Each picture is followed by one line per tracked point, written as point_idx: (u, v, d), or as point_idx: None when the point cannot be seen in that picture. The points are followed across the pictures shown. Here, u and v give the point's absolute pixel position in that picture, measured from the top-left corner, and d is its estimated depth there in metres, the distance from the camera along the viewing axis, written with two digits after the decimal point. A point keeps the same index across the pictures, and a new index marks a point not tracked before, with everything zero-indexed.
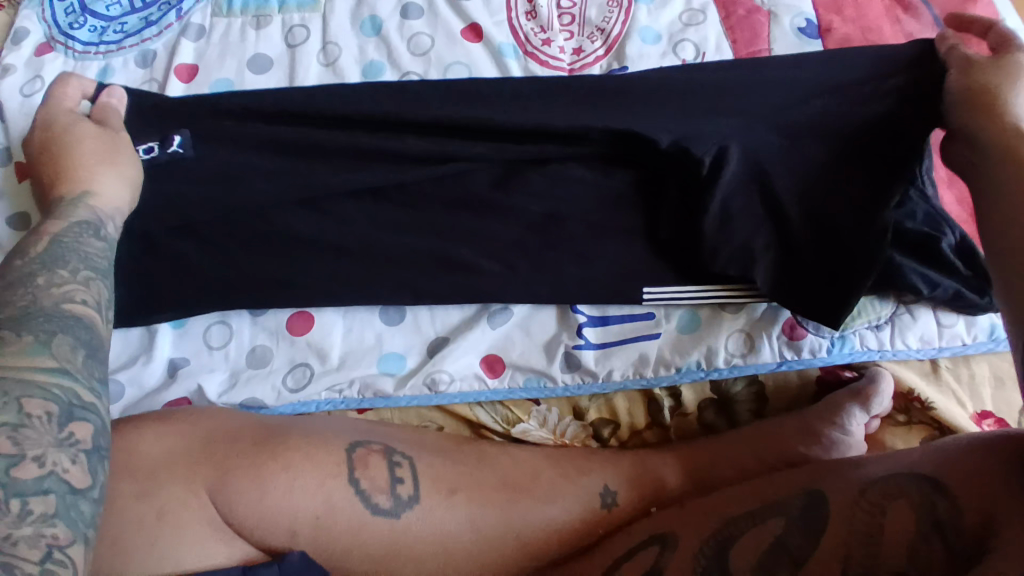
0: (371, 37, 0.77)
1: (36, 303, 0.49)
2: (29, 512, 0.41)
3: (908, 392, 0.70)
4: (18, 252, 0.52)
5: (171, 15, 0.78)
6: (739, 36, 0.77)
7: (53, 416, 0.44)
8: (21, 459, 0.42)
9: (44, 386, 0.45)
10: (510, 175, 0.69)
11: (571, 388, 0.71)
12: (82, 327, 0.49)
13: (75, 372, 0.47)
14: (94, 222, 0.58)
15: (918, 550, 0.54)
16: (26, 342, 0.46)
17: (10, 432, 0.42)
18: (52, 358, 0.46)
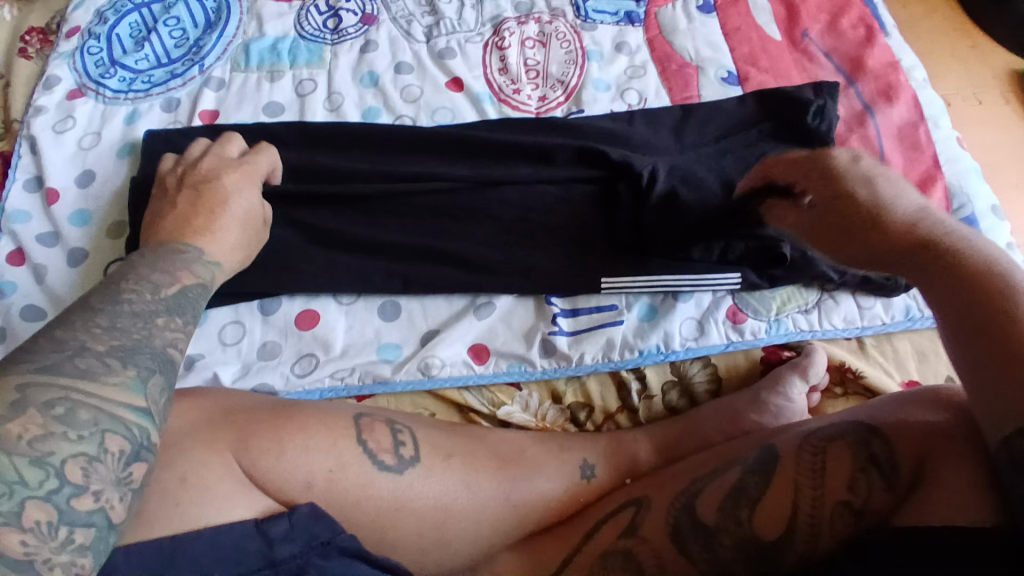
0: (370, 87, 0.91)
1: (148, 341, 0.54)
2: (70, 540, 0.45)
3: (840, 364, 0.81)
4: (150, 287, 0.58)
5: (194, 69, 0.92)
6: (674, 85, 0.94)
7: (125, 453, 0.49)
8: (84, 492, 0.46)
9: (128, 421, 0.49)
10: (487, 186, 0.82)
11: (549, 371, 0.80)
12: (176, 372, 0.54)
13: (158, 414, 0.52)
14: (207, 288, 0.64)
15: (857, 480, 0.62)
16: (126, 378, 0.50)
17: (86, 464, 0.47)
18: (145, 398, 0.51)
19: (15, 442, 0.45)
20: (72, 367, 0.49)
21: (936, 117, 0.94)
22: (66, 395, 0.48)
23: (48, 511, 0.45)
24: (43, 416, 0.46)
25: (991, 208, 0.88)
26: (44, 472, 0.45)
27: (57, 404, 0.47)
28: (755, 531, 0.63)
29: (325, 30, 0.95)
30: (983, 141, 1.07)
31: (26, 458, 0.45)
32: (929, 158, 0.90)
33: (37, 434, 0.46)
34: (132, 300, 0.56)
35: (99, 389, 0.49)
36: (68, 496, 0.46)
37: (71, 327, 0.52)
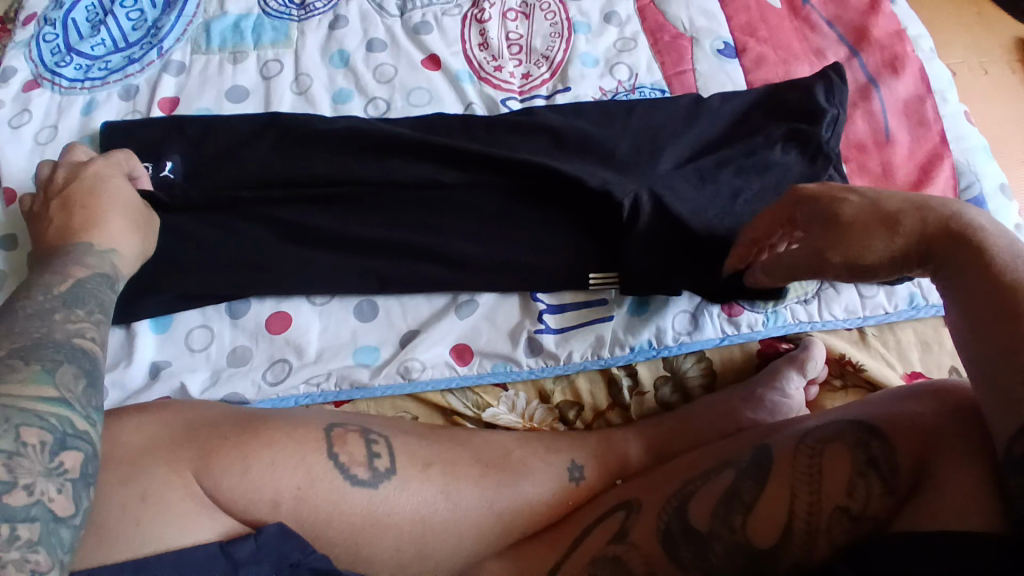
0: (340, 68, 0.85)
1: (48, 337, 0.53)
2: (16, 537, 0.43)
3: (840, 357, 0.77)
4: (41, 288, 0.57)
5: (153, 53, 0.86)
6: (667, 59, 0.88)
7: (47, 443, 0.47)
8: (13, 486, 0.44)
9: (43, 413, 0.48)
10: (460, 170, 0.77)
11: (536, 371, 0.76)
12: (86, 359, 0.53)
13: (76, 401, 0.50)
14: (112, 276, 0.63)
15: (856, 484, 0.58)
16: (32, 373, 0.49)
17: (8, 458, 0.44)
18: (56, 388, 0.49)
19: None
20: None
21: (945, 90, 0.88)
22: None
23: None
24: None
25: (999, 187, 0.83)
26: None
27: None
28: (748, 539, 0.60)
29: (292, 6, 0.89)
30: (992, 112, 1.02)
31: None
32: (936, 135, 0.85)
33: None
34: (24, 304, 0.55)
35: (6, 387, 0.47)
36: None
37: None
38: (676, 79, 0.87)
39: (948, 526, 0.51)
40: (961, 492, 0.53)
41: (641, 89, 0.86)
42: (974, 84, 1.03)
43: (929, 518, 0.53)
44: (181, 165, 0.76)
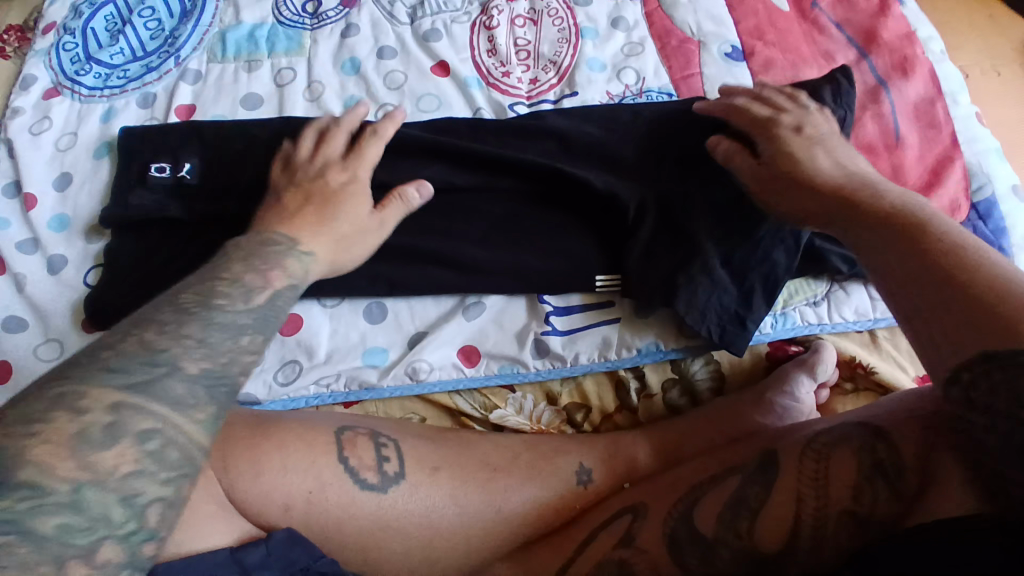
0: (351, 75, 0.87)
1: (229, 368, 0.50)
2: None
3: (851, 360, 0.76)
4: (241, 292, 0.55)
5: (170, 62, 0.88)
6: (674, 63, 0.88)
7: (195, 494, 0.48)
8: (155, 535, 0.45)
9: (200, 465, 0.48)
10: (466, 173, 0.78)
11: (542, 373, 0.77)
12: (218, 389, 0.49)
13: (175, 441, 0.46)
14: (298, 286, 0.61)
15: (863, 489, 0.57)
16: (207, 417, 0.48)
17: (163, 510, 0.46)
18: (213, 438, 0.48)
19: (106, 476, 0.44)
20: (169, 386, 0.47)
21: (956, 92, 0.88)
22: (160, 425, 0.46)
23: (119, 551, 0.44)
24: (134, 450, 0.45)
25: (1012, 188, 0.84)
26: (129, 511, 0.44)
27: (151, 438, 0.45)
28: (754, 543, 0.59)
29: (304, 15, 0.90)
30: (1005, 115, 1.01)
31: (116, 494, 0.44)
32: (947, 136, 0.84)
33: (130, 470, 0.44)
34: (218, 317, 0.52)
35: (185, 424, 0.47)
36: (141, 539, 0.45)
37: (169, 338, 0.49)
38: (683, 83, 0.87)
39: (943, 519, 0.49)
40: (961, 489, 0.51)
41: (649, 93, 0.86)
42: (987, 87, 1.03)
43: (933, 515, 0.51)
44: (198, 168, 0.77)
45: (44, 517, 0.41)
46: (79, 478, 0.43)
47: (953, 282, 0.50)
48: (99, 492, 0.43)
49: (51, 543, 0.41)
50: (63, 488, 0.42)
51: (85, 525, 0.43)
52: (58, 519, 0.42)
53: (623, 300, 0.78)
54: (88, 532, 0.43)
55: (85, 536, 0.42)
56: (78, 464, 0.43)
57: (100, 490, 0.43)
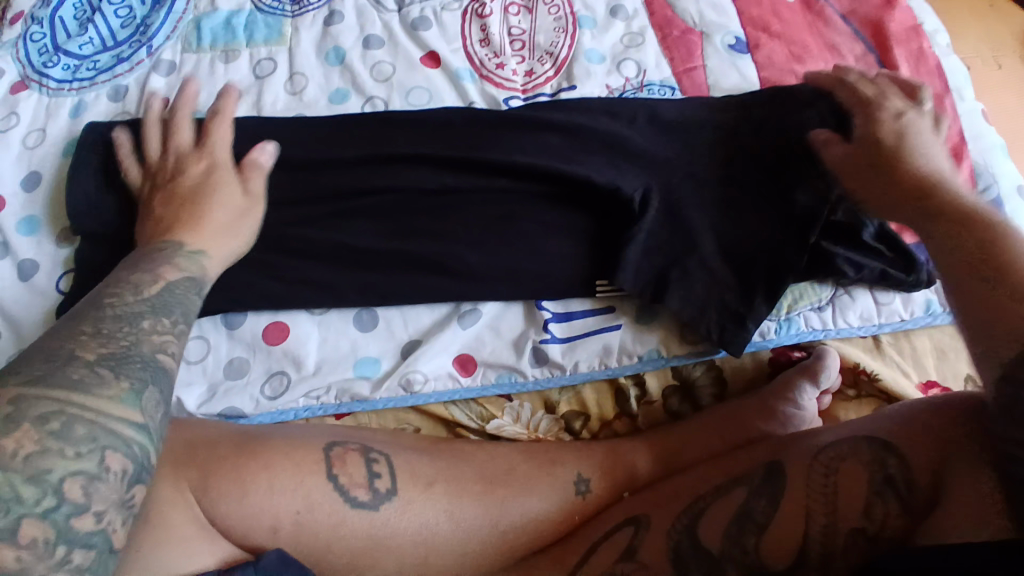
0: (335, 66, 0.82)
1: (135, 348, 0.50)
2: (67, 561, 0.42)
3: (855, 367, 0.74)
4: (131, 288, 0.55)
5: (142, 52, 0.83)
6: (676, 55, 0.85)
7: (128, 473, 0.46)
8: (85, 510, 0.43)
9: (126, 438, 0.46)
10: (459, 172, 0.75)
11: (541, 381, 0.74)
12: (143, 368, 0.49)
13: (93, 413, 0.45)
14: (197, 280, 0.61)
15: (873, 504, 0.56)
16: (119, 392, 0.47)
17: (88, 481, 0.43)
18: (140, 412, 0.47)
19: (10, 458, 0.41)
20: (68, 375, 0.46)
21: (962, 88, 0.86)
22: (65, 407, 0.44)
23: (45, 529, 0.41)
24: (38, 432, 0.42)
25: (1017, 188, 0.83)
26: (42, 489, 0.41)
27: (53, 417, 0.43)
28: (763, 562, 0.58)
29: (284, 1, 0.85)
30: (1007, 108, 0.99)
31: (23, 475, 0.41)
32: (955, 134, 0.82)
33: (36, 450, 0.42)
34: (105, 315, 0.51)
35: (94, 400, 0.45)
36: (67, 515, 0.42)
37: (71, 338, 0.49)
38: (686, 77, 0.83)
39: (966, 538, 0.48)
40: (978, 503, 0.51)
41: (650, 87, 0.83)
42: (990, 79, 1.00)
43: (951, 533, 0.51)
44: None
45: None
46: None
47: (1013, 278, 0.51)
48: (2, 477, 0.40)
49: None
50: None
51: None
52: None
53: (622, 304, 0.75)
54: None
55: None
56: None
57: (6, 474, 0.40)
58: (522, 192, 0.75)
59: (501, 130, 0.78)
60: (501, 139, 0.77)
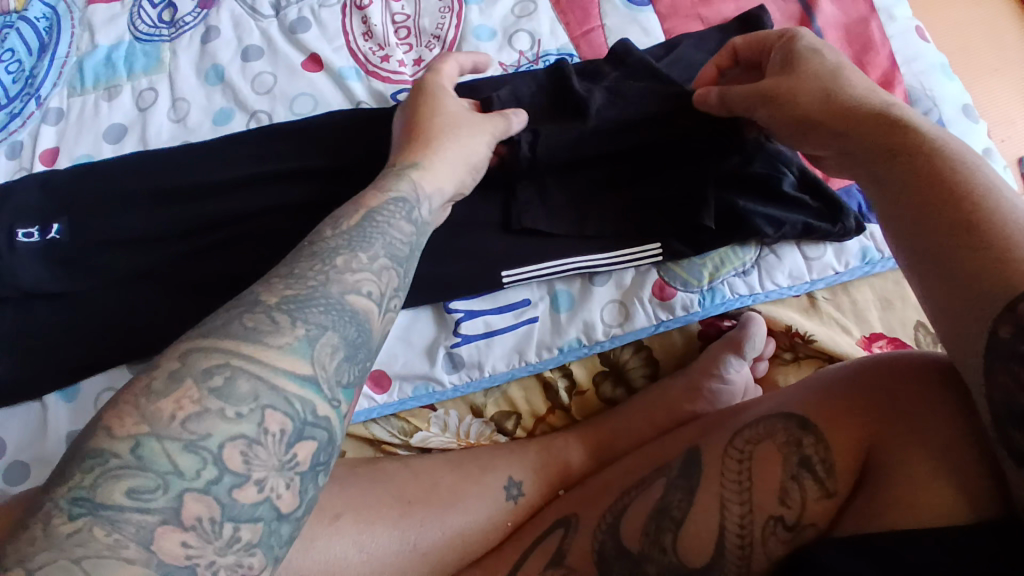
0: (217, 85, 0.79)
1: (323, 289, 0.45)
2: (237, 539, 0.39)
3: (788, 329, 0.71)
4: (332, 223, 0.51)
5: (31, 104, 0.81)
6: (571, 19, 0.79)
7: (288, 433, 0.40)
8: (244, 481, 0.39)
9: (289, 394, 0.41)
10: (345, 182, 0.72)
11: (461, 388, 0.71)
12: (269, 325, 0.42)
13: (253, 382, 0.40)
14: (410, 201, 0.55)
15: (789, 490, 0.52)
16: (291, 339, 0.42)
17: (246, 447, 0.39)
18: (310, 363, 0.42)
19: (167, 423, 0.38)
20: (241, 325, 0.42)
21: (890, 7, 0.78)
22: (230, 362, 0.40)
23: (210, 505, 0.38)
24: (203, 387, 0.39)
25: (962, 108, 0.75)
26: (200, 460, 0.38)
27: (216, 373, 0.40)
28: (680, 560, 0.54)
29: (161, 26, 0.83)
30: (949, 18, 0.97)
31: (180, 441, 0.38)
32: (884, 58, 0.75)
33: (192, 412, 0.39)
34: (297, 266, 0.46)
35: (263, 354, 0.41)
36: (228, 487, 0.38)
37: (257, 284, 0.46)
38: (583, 41, 0.78)
39: (913, 532, 0.46)
40: (907, 493, 0.48)
41: (546, 58, 0.77)
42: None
43: (885, 521, 0.47)
44: (68, 225, 0.73)
45: (113, 484, 0.36)
46: (139, 433, 0.38)
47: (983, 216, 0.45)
48: (158, 444, 0.38)
49: (128, 517, 0.36)
50: (124, 447, 0.37)
51: (155, 485, 0.37)
52: (125, 484, 0.37)
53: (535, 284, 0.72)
54: (160, 493, 0.37)
55: (161, 496, 0.37)
56: (139, 420, 0.38)
57: (159, 440, 0.38)
58: None
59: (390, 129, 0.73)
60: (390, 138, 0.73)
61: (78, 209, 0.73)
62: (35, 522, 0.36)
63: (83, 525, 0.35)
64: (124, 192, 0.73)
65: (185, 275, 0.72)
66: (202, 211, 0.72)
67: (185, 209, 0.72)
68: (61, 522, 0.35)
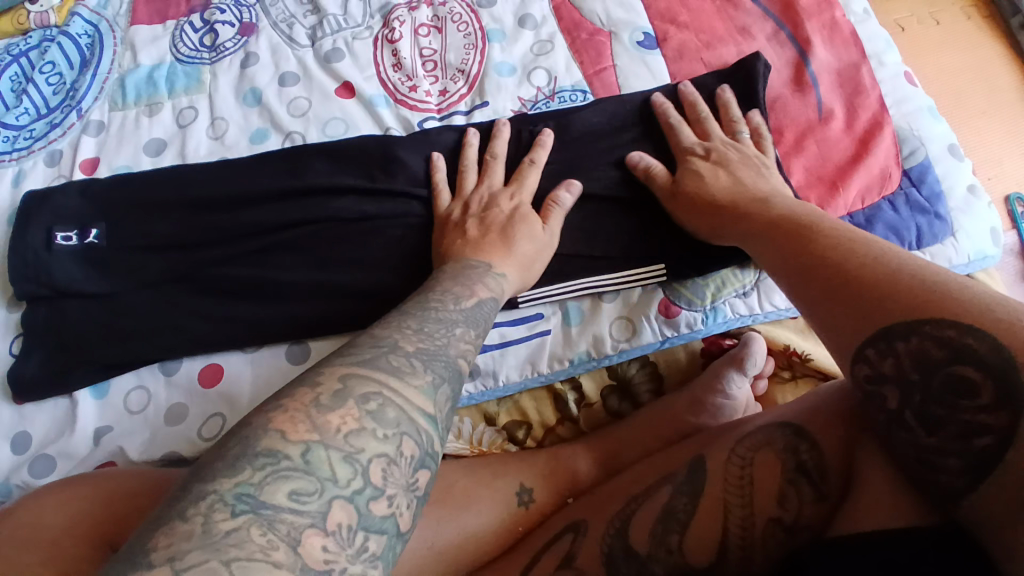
0: (253, 107, 0.85)
1: (445, 350, 0.51)
2: (364, 549, 0.39)
3: (786, 349, 0.76)
4: (454, 299, 0.58)
5: (72, 115, 0.86)
6: (585, 58, 0.85)
7: (415, 458, 0.43)
8: (381, 495, 0.41)
9: (420, 427, 0.44)
10: (368, 200, 0.77)
11: (476, 396, 0.75)
12: (406, 365, 0.47)
13: (400, 412, 0.44)
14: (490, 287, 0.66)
15: (787, 494, 0.56)
16: (424, 383, 0.47)
17: (388, 465, 0.42)
18: (434, 405, 0.46)
19: (334, 434, 0.41)
20: (385, 362, 0.47)
21: (880, 53, 0.86)
22: (383, 390, 0.44)
23: (350, 513, 0.39)
24: (360, 408, 0.43)
25: (948, 148, 0.82)
26: (352, 469, 0.40)
27: (371, 398, 0.44)
28: (685, 559, 0.57)
29: (202, 50, 0.89)
30: (939, 67, 1.05)
31: (342, 452, 0.41)
32: (874, 101, 0.82)
33: (353, 428, 0.42)
34: (419, 322, 0.52)
35: (405, 389, 0.45)
36: (367, 498, 0.40)
37: (388, 328, 0.51)
38: (597, 78, 0.84)
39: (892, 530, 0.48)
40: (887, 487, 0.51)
41: (561, 93, 0.83)
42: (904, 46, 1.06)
43: (869, 520, 0.50)
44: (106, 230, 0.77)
45: (278, 485, 0.38)
46: (310, 440, 0.40)
47: (850, 265, 0.53)
48: (323, 452, 0.40)
49: (284, 515, 0.37)
50: (297, 450, 0.40)
51: (313, 489, 0.39)
52: (289, 485, 0.39)
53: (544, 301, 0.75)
54: (316, 497, 0.39)
55: (316, 500, 0.39)
56: (311, 428, 0.41)
57: (328, 449, 0.40)
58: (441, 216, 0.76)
59: (417, 154, 0.79)
60: (416, 164, 0.78)
61: (115, 216, 0.77)
62: (194, 515, 0.36)
63: (243, 523, 0.36)
64: (161, 201, 0.77)
65: (213, 282, 0.75)
66: (233, 223, 0.76)
67: (219, 221, 0.76)
68: (222, 518, 0.36)
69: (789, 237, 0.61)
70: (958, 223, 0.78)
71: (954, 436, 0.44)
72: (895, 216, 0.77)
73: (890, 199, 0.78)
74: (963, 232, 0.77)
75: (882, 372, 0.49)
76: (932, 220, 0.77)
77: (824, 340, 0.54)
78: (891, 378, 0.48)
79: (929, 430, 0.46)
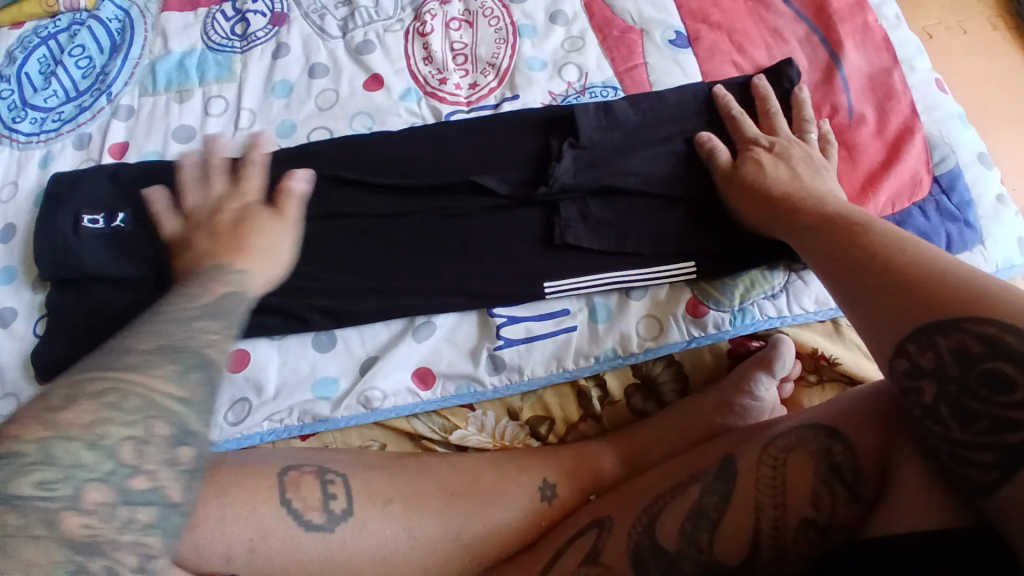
0: (283, 96, 0.85)
1: (197, 342, 0.56)
2: (132, 521, 0.49)
3: (813, 352, 0.75)
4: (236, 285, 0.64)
5: (102, 100, 0.86)
6: (617, 55, 0.85)
7: (173, 436, 0.51)
8: (137, 472, 0.49)
9: (170, 409, 0.52)
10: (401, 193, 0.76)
11: (500, 389, 0.75)
12: (159, 360, 0.53)
13: (161, 396, 0.52)
14: None
15: (821, 494, 0.56)
16: (169, 372, 0.53)
17: (137, 445, 0.50)
18: (183, 390, 0.53)
19: (67, 429, 0.48)
20: (128, 357, 0.53)
21: (912, 59, 0.86)
22: (115, 382, 0.51)
23: (107, 493, 0.48)
24: (94, 403, 0.49)
25: (977, 156, 0.81)
26: (97, 453, 0.48)
27: (108, 393, 0.50)
28: (716, 557, 0.57)
29: (234, 38, 0.89)
30: (966, 77, 1.05)
31: (82, 442, 0.48)
32: (906, 106, 0.82)
33: (96, 418, 0.49)
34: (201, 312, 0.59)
35: (150, 381, 0.52)
36: (124, 477, 0.49)
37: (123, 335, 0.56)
38: (628, 76, 0.84)
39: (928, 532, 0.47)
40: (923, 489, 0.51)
41: (592, 90, 0.83)
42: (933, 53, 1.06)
43: (904, 522, 0.50)
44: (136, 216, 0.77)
45: (21, 479, 0.46)
46: (46, 437, 0.47)
47: (897, 260, 0.53)
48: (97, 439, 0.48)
49: (33, 502, 0.46)
50: (32, 448, 0.47)
51: (59, 478, 0.47)
52: (35, 477, 0.46)
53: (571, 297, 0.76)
54: (63, 483, 0.47)
55: (62, 486, 0.47)
56: (45, 428, 0.47)
57: (65, 441, 0.48)
58: (472, 208, 0.76)
59: (447, 148, 0.79)
60: (447, 157, 0.78)
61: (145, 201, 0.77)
62: None
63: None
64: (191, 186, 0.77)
65: None
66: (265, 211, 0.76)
67: None
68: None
69: (838, 232, 0.60)
70: (988, 231, 0.77)
71: (986, 430, 0.45)
72: (925, 222, 0.77)
73: (920, 205, 0.78)
74: (993, 240, 0.77)
75: (921, 366, 0.49)
76: (962, 227, 0.77)
77: (864, 334, 0.54)
78: (930, 371, 0.48)
79: (963, 425, 0.46)
